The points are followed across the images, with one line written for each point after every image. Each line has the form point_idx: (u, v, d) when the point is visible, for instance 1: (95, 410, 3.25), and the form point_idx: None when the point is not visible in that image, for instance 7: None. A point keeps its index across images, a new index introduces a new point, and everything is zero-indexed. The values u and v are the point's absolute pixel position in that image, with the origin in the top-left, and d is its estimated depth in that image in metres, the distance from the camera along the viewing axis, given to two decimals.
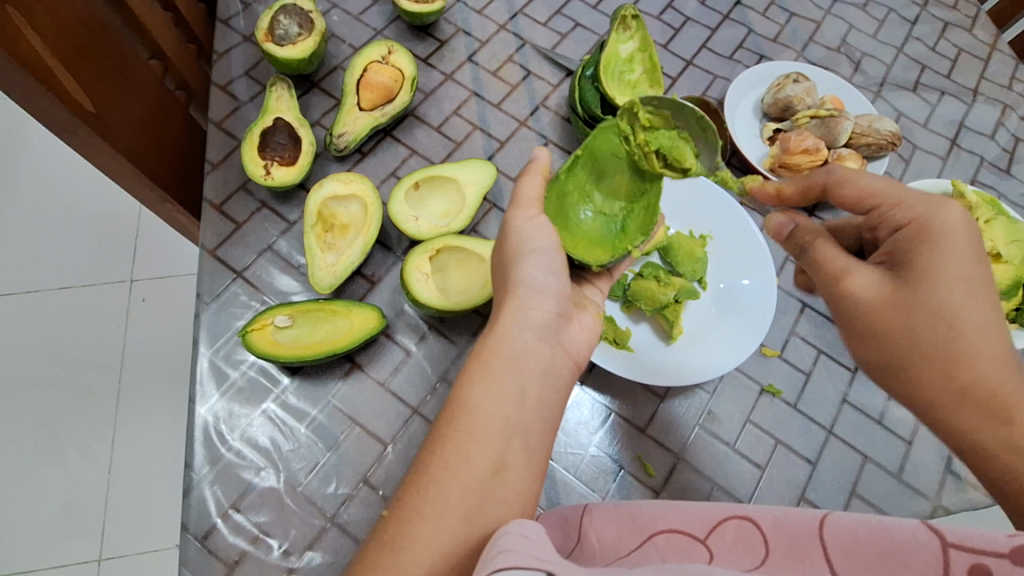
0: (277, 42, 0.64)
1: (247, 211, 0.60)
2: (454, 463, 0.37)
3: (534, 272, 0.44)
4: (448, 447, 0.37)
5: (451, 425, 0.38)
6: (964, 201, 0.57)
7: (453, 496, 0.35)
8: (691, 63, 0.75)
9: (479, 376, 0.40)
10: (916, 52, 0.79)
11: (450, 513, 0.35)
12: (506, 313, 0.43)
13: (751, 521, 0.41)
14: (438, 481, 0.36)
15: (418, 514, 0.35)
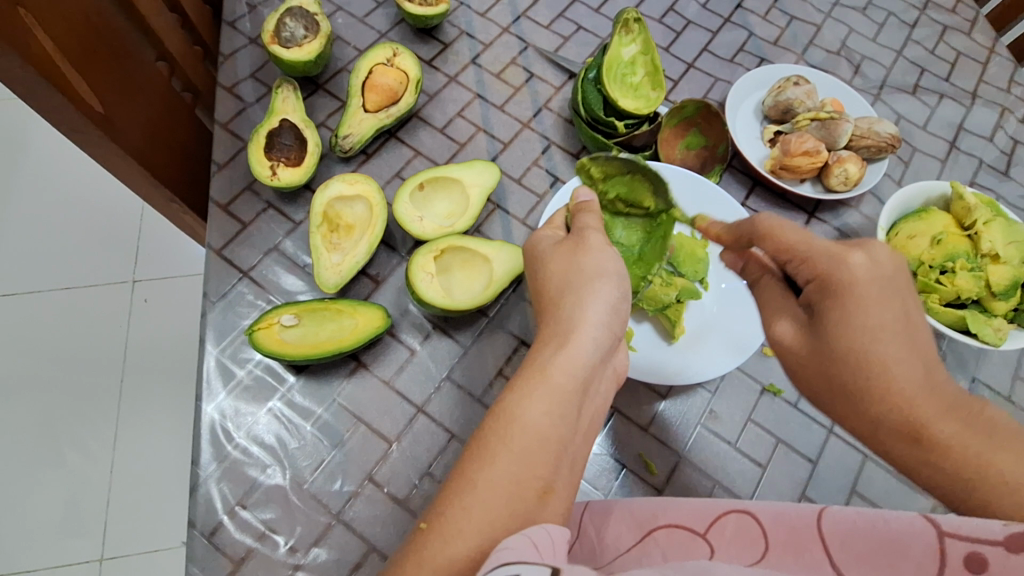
0: (283, 44, 0.65)
1: (253, 211, 0.61)
2: (506, 482, 0.36)
3: (600, 297, 0.44)
4: (499, 463, 0.37)
5: (504, 440, 0.38)
6: (963, 202, 0.58)
7: (501, 516, 0.35)
8: (692, 66, 0.76)
9: (540, 391, 0.39)
10: (915, 55, 0.80)
11: (497, 533, 0.34)
12: (576, 332, 0.42)
13: (751, 516, 0.42)
14: (484, 497, 0.35)
15: (460, 529, 0.34)
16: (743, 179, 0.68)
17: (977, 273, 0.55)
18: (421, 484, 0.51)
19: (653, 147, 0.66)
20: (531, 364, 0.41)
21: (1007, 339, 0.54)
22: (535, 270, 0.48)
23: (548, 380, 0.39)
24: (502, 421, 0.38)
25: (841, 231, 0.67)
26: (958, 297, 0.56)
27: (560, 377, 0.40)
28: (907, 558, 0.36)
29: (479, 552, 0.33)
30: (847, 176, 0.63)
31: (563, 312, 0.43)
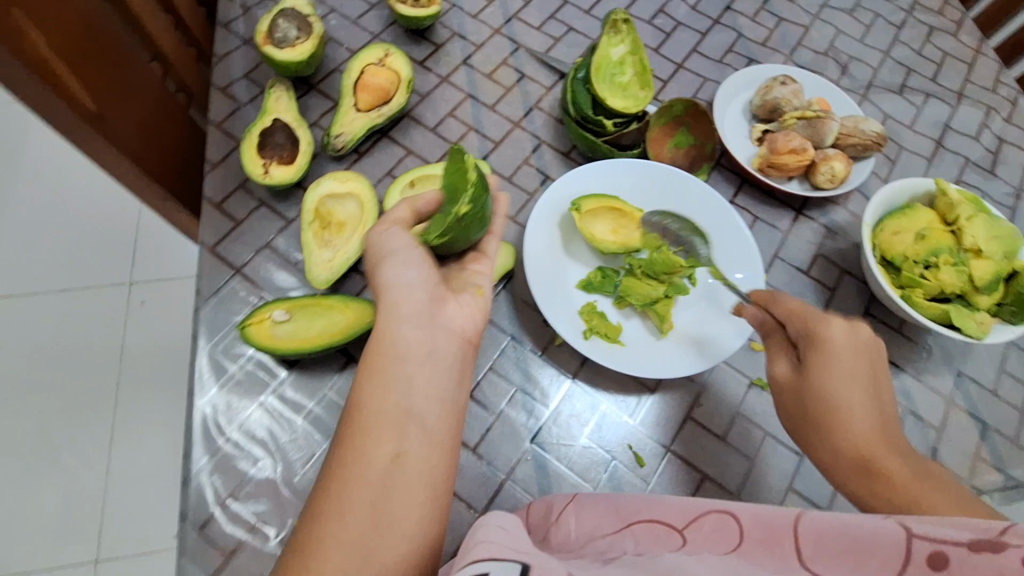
0: (275, 45, 0.66)
1: (247, 209, 0.62)
2: (357, 462, 0.37)
3: (410, 270, 0.44)
4: (348, 454, 0.37)
5: (349, 428, 0.38)
6: (946, 198, 0.59)
7: (358, 492, 0.36)
8: (682, 67, 0.76)
9: (368, 371, 0.40)
10: (902, 56, 0.81)
11: (356, 519, 0.35)
12: (382, 313, 0.42)
13: (731, 515, 0.39)
14: (339, 480, 0.36)
15: (325, 514, 0.35)
16: (731, 177, 0.69)
17: (960, 267, 0.55)
18: None
19: (641, 146, 0.67)
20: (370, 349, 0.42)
21: (991, 332, 0.55)
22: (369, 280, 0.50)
23: (377, 362, 0.40)
24: (348, 413, 0.39)
25: (829, 227, 0.67)
26: (943, 292, 0.56)
27: (389, 350, 0.41)
28: (874, 554, 0.30)
29: (343, 541, 0.34)
30: (833, 173, 0.64)
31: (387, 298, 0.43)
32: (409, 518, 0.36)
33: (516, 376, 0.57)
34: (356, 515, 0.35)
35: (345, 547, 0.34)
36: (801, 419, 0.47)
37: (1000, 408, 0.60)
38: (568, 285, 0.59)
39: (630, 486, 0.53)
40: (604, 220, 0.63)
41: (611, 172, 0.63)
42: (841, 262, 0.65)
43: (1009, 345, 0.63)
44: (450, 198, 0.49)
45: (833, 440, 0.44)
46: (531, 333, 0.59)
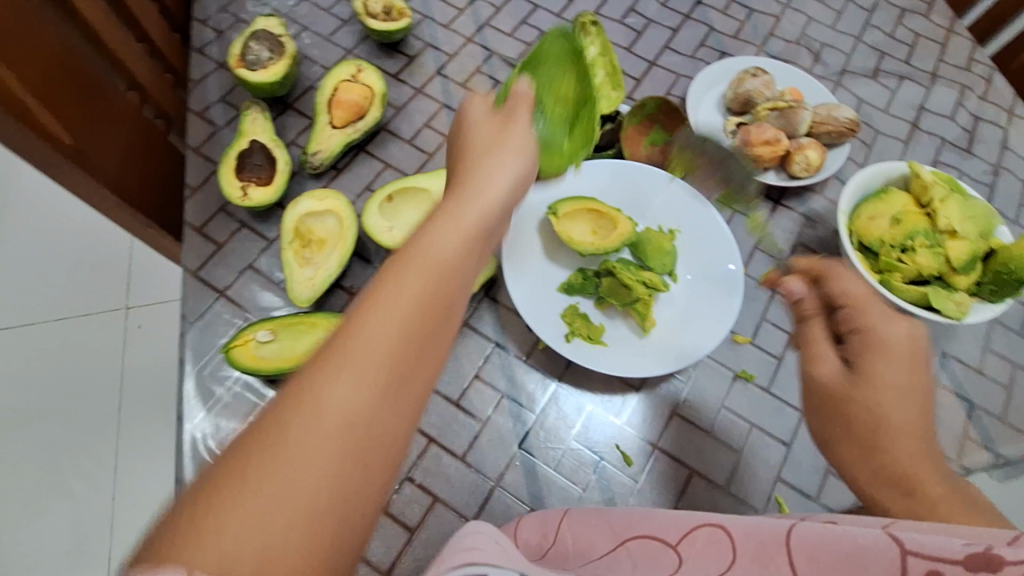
0: (248, 67, 0.66)
1: (228, 231, 0.62)
2: (411, 300, 0.30)
3: (504, 158, 0.42)
4: (406, 287, 0.30)
5: (413, 263, 0.31)
6: (920, 181, 0.59)
7: (403, 331, 0.29)
8: (654, 64, 0.77)
9: (446, 221, 0.35)
10: (874, 41, 0.82)
11: (394, 356, 0.28)
12: (479, 185, 0.39)
13: (723, 529, 0.37)
14: (388, 308, 0.29)
15: (360, 341, 0.28)
16: None
17: (936, 249, 0.56)
18: (402, 489, 0.53)
19: (615, 146, 0.68)
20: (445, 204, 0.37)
21: (970, 312, 0.55)
22: (460, 130, 0.45)
23: (453, 218, 0.35)
24: (408, 249, 0.32)
25: (808, 216, 0.67)
26: (921, 274, 0.57)
27: (469, 211, 0.36)
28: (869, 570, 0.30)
29: (378, 381, 0.27)
30: (808, 162, 0.64)
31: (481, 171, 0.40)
32: (437, 379, 0.30)
33: (501, 383, 0.58)
34: (394, 358, 0.28)
35: (378, 386, 0.27)
36: (839, 415, 0.42)
37: (987, 386, 0.60)
38: (549, 289, 0.60)
39: (620, 487, 0.54)
40: (582, 222, 0.62)
41: (586, 174, 0.63)
42: (821, 251, 0.65)
43: (993, 324, 0.63)
44: (548, 83, 0.56)
45: (871, 443, 0.40)
46: (515, 339, 0.60)
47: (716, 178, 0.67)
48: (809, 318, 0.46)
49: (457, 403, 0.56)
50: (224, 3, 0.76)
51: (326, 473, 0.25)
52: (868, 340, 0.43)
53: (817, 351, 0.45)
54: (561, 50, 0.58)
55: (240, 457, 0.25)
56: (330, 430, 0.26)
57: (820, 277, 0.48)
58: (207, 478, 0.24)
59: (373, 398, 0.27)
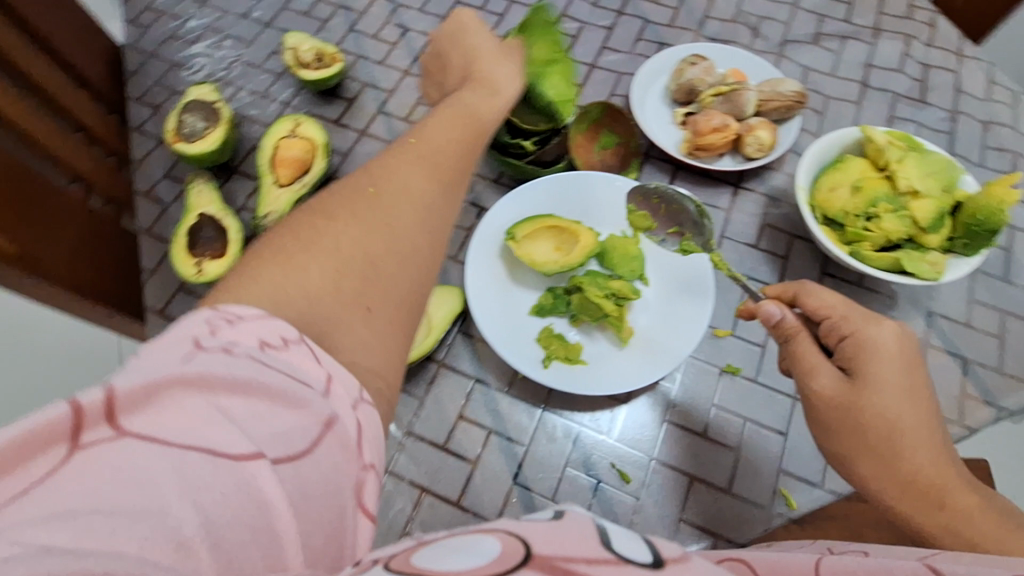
0: (186, 140, 0.66)
1: (190, 309, 0.61)
2: (442, 144, 0.44)
3: (487, 89, 0.50)
4: (406, 160, 0.42)
5: (450, 112, 0.47)
6: (874, 144, 0.58)
7: (438, 161, 0.43)
8: (594, 66, 0.76)
9: (470, 99, 0.49)
10: (812, 5, 0.81)
11: (404, 206, 0.39)
12: (493, 77, 0.51)
13: (745, 564, 0.32)
14: (430, 144, 0.44)
15: (412, 153, 0.43)
16: (663, 166, 0.68)
17: (901, 213, 0.55)
18: (401, 545, 0.51)
19: (567, 157, 0.66)
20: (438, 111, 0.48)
21: (947, 270, 0.54)
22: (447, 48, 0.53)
23: (440, 122, 0.46)
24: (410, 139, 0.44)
25: (770, 195, 0.66)
26: (890, 240, 0.56)
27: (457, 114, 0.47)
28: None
29: (394, 219, 0.39)
30: (760, 142, 0.63)
31: (463, 94, 0.49)
32: (441, 228, 0.41)
33: (487, 418, 0.56)
34: (409, 203, 0.40)
35: (394, 219, 0.39)
36: (852, 430, 0.40)
37: (979, 339, 0.59)
38: (520, 314, 0.59)
39: (621, 506, 0.53)
40: (544, 241, 0.61)
41: (539, 192, 0.62)
42: (789, 228, 0.64)
43: (974, 273, 0.62)
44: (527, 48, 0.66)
45: (891, 459, 0.39)
46: (494, 370, 0.58)
47: (670, 221, 0.62)
48: (800, 333, 0.44)
49: (446, 446, 0.55)
50: (158, 78, 0.77)
51: (356, 262, 0.37)
52: (864, 357, 0.41)
53: (816, 369, 0.42)
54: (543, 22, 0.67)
55: (290, 246, 0.36)
56: (352, 241, 0.37)
57: (796, 297, 0.46)
58: (260, 255, 0.36)
59: (397, 223, 0.39)
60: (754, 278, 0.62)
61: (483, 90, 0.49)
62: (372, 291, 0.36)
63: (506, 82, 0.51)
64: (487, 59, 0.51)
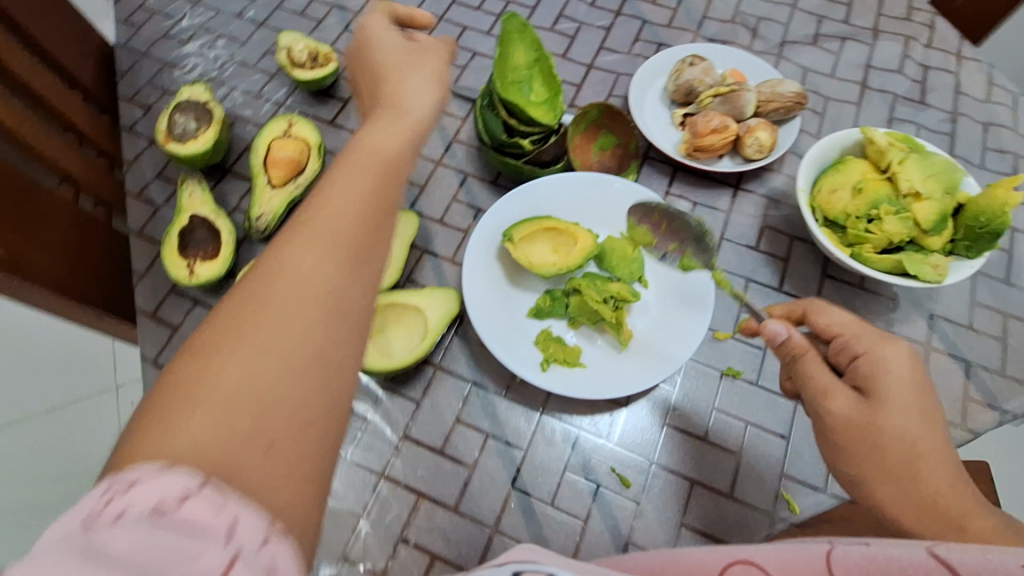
0: (177, 141, 0.65)
1: (182, 312, 0.60)
2: (349, 203, 0.36)
3: (392, 128, 0.43)
4: (309, 227, 0.34)
5: (354, 164, 0.39)
6: (875, 146, 0.57)
7: (346, 226, 0.35)
8: (592, 66, 0.75)
9: (384, 128, 0.43)
10: (810, 6, 0.81)
11: (309, 293, 0.31)
12: (401, 107, 0.45)
13: (755, 565, 0.30)
14: (331, 203, 0.36)
15: (315, 223, 0.34)
16: (662, 168, 0.67)
17: (903, 214, 0.54)
18: (397, 552, 0.50)
19: (565, 157, 0.65)
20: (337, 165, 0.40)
21: (950, 272, 0.53)
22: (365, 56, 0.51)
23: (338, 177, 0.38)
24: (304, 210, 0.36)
25: (770, 196, 0.66)
26: (892, 242, 0.55)
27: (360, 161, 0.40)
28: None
29: (302, 312, 0.30)
30: (760, 143, 0.62)
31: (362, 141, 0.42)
32: (364, 309, 0.34)
33: (484, 422, 0.56)
34: (309, 296, 0.31)
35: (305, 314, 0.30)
36: (869, 447, 0.39)
37: (981, 341, 0.58)
38: (518, 317, 0.58)
39: (621, 511, 0.52)
40: (542, 242, 0.60)
41: (537, 192, 0.62)
42: (789, 230, 0.64)
43: (976, 275, 0.61)
44: (504, 61, 0.64)
45: (911, 479, 0.37)
46: (491, 374, 0.58)
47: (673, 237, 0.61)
48: (807, 351, 0.43)
49: (442, 451, 0.54)
50: (150, 78, 0.76)
51: (274, 387, 0.28)
52: (879, 374, 0.40)
53: (830, 388, 0.41)
54: (518, 31, 0.65)
55: (172, 392, 0.27)
56: (253, 366, 0.28)
57: (805, 316, 0.46)
58: (151, 397, 0.27)
59: (305, 322, 0.30)
60: (754, 280, 0.61)
61: (391, 120, 0.44)
62: (308, 412, 0.28)
63: (413, 98, 0.46)
64: (393, 76, 0.48)
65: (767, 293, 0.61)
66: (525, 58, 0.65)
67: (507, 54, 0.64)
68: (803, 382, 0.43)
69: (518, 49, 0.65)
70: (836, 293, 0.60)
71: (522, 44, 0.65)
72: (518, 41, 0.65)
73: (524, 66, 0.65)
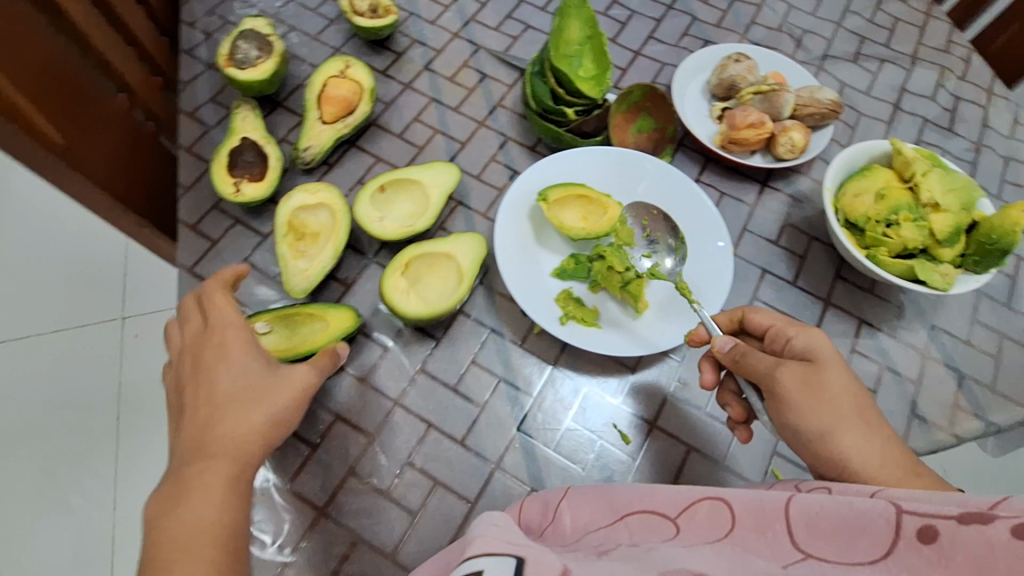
0: (237, 66, 0.67)
1: (221, 228, 0.63)
2: (216, 489, 0.41)
3: (229, 403, 0.45)
4: (198, 474, 0.41)
5: (205, 449, 0.43)
6: (902, 157, 0.60)
7: (210, 513, 0.40)
8: (639, 54, 0.78)
9: (205, 400, 0.45)
10: (855, 26, 0.83)
11: (211, 538, 0.40)
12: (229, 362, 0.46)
13: (723, 502, 0.36)
14: (199, 489, 0.41)
15: (182, 501, 0.40)
16: (695, 157, 0.70)
17: (920, 223, 0.57)
18: (403, 474, 0.53)
19: (604, 133, 0.68)
20: (196, 410, 0.45)
21: (956, 283, 0.56)
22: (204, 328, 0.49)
23: (220, 420, 0.44)
24: (182, 489, 0.41)
25: (795, 197, 0.69)
26: (906, 248, 0.58)
27: (244, 403, 0.45)
28: (863, 531, 0.29)
29: (207, 550, 0.39)
30: (793, 144, 0.65)
31: (221, 378, 0.46)
32: None
33: (498, 367, 0.58)
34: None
35: (201, 556, 0.39)
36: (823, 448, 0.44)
37: (976, 356, 0.61)
38: (542, 274, 0.60)
39: (618, 465, 0.54)
40: (573, 209, 0.64)
41: (576, 159, 0.64)
42: (808, 230, 0.67)
43: (979, 295, 0.64)
44: (559, 32, 0.66)
45: (863, 428, 0.44)
46: (509, 324, 0.60)
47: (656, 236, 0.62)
48: (749, 350, 0.49)
49: (455, 388, 0.57)
50: (210, 5, 0.77)
51: None
52: (815, 345, 0.47)
53: (777, 370, 0.46)
54: (578, 8, 0.67)
55: None
56: None
57: (743, 317, 0.54)
58: None
59: None
60: (770, 271, 0.64)
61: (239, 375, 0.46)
62: None
63: (241, 353, 0.47)
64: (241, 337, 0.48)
65: (780, 286, 0.63)
66: (580, 34, 0.67)
67: (564, 28, 0.67)
68: (752, 376, 0.48)
69: (574, 25, 0.67)
70: (846, 294, 0.63)
71: (580, 20, 0.67)
72: (576, 17, 0.67)
73: (577, 39, 0.67)
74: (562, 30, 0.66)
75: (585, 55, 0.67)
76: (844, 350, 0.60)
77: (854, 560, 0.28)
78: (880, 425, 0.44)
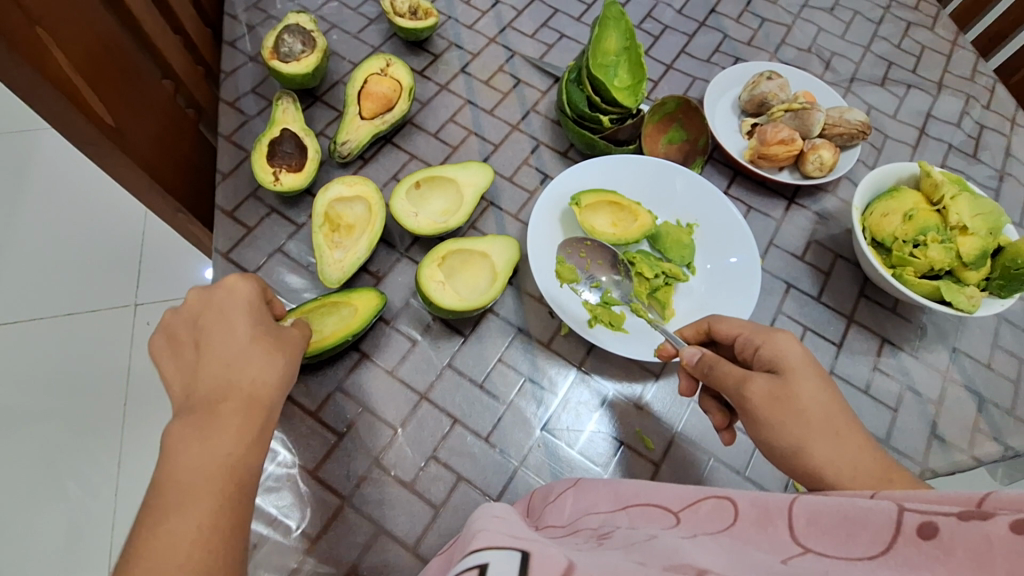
0: (281, 59, 0.68)
1: (257, 216, 0.64)
2: (235, 431, 0.40)
3: (242, 348, 0.44)
4: (222, 415, 0.41)
5: (223, 392, 0.42)
6: (931, 179, 0.61)
7: (229, 450, 0.39)
8: (671, 67, 0.79)
9: (214, 343, 0.44)
10: (882, 51, 0.85)
11: (224, 474, 0.38)
12: (241, 315, 0.45)
13: (728, 500, 0.35)
14: (217, 427, 0.40)
15: (196, 439, 0.39)
16: (723, 170, 0.71)
17: (948, 245, 0.58)
18: (427, 466, 0.53)
19: (637, 142, 0.69)
20: (207, 355, 0.43)
21: (980, 306, 0.57)
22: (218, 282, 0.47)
23: (236, 364, 0.43)
24: (198, 427, 0.39)
25: (820, 214, 0.70)
26: (932, 269, 0.58)
27: (259, 351, 0.44)
28: (864, 527, 0.28)
29: (215, 483, 0.38)
30: (822, 162, 0.66)
31: (242, 325, 0.45)
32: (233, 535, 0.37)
33: (524, 366, 0.59)
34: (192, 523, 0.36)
35: (212, 491, 0.37)
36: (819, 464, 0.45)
37: (996, 380, 0.62)
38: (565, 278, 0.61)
39: (641, 469, 0.55)
40: (603, 214, 0.65)
41: (607, 166, 0.65)
42: (833, 247, 0.67)
43: (999, 320, 0.65)
44: (597, 41, 0.68)
45: (834, 438, 0.45)
46: (537, 325, 0.61)
47: (599, 261, 0.63)
48: (716, 359, 0.49)
49: (481, 385, 0.58)
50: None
51: None
52: (783, 354, 0.47)
53: (748, 383, 0.47)
54: (616, 18, 0.68)
55: None
56: None
57: (709, 328, 0.54)
58: None
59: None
60: (794, 286, 0.65)
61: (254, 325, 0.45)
62: None
63: (250, 304, 0.46)
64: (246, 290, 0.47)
65: (804, 301, 0.64)
66: (616, 44, 0.69)
67: (601, 38, 0.68)
68: (721, 386, 0.49)
69: (610, 36, 0.68)
70: (869, 312, 0.64)
71: (617, 31, 0.69)
72: (613, 29, 0.68)
73: (613, 51, 0.68)
74: (599, 40, 0.68)
75: (619, 66, 0.69)
76: (867, 368, 0.61)
77: (850, 554, 0.28)
78: (852, 436, 0.45)
